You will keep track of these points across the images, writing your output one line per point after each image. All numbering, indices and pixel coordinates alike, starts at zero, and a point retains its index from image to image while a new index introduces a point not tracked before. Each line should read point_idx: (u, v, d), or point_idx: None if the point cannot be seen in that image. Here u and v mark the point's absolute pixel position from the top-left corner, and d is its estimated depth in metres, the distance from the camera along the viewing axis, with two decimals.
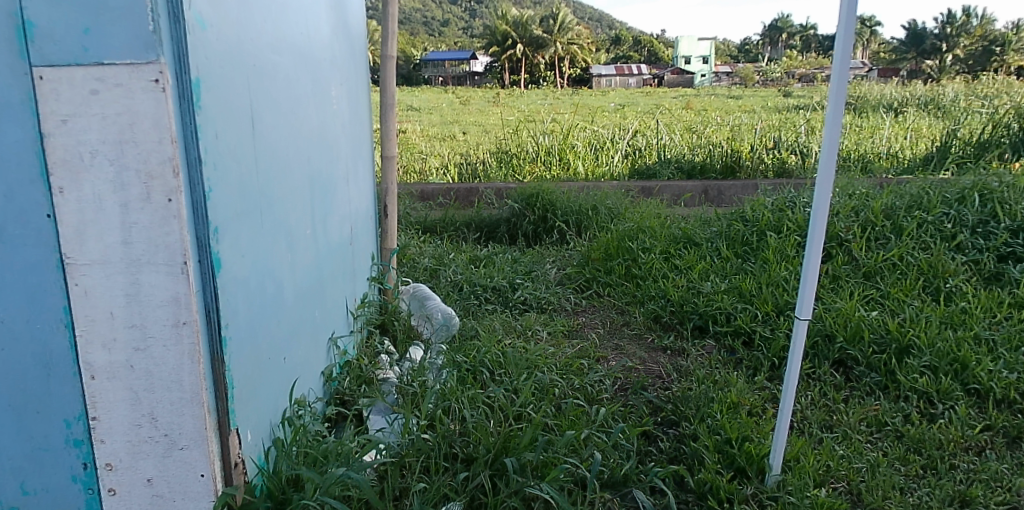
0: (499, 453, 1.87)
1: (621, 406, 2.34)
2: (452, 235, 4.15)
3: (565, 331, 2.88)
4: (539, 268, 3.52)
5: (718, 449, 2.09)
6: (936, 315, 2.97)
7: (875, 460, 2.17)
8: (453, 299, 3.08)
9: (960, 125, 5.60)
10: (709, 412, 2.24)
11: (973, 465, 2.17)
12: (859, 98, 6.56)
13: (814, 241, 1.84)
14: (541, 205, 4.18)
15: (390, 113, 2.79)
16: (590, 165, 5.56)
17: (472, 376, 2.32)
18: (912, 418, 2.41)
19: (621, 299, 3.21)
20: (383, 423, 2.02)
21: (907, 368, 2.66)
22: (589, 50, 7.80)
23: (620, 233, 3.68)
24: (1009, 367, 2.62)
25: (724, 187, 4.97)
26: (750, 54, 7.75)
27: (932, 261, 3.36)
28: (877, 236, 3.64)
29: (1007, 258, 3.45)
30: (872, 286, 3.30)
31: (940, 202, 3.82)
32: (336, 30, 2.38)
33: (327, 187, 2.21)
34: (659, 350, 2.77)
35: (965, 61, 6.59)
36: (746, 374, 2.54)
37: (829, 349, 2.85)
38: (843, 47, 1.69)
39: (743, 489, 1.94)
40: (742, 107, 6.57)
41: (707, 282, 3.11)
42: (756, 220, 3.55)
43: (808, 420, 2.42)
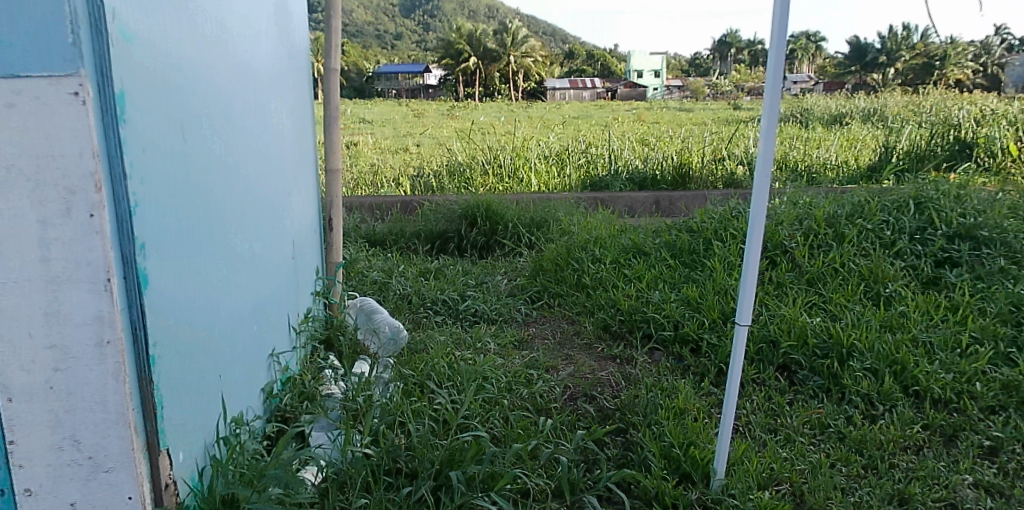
0: (442, 467, 1.86)
1: (571, 414, 2.34)
2: (402, 247, 4.10)
3: (516, 343, 2.87)
4: (490, 279, 3.51)
5: (664, 454, 2.11)
6: (876, 319, 3.06)
7: (817, 461, 2.22)
8: (402, 313, 3.07)
9: (898, 136, 6.09)
10: (656, 418, 2.27)
11: (912, 464, 2.23)
12: (802, 111, 6.47)
13: (752, 251, 1.89)
14: (490, 217, 4.19)
15: (335, 127, 2.76)
16: (541, 179, 5.79)
17: (418, 389, 2.30)
18: (853, 420, 2.48)
19: (572, 310, 3.21)
20: (325, 440, 1.99)
21: (849, 371, 2.74)
22: (545, 63, 6.69)
23: (571, 244, 3.69)
24: (945, 367, 2.73)
25: (675, 197, 5.07)
26: (701, 69, 6.54)
27: (873, 267, 3.47)
28: (819, 244, 3.75)
29: (943, 262, 3.61)
30: (815, 292, 3.38)
31: (878, 210, 3.94)
32: (277, 43, 2.36)
33: (269, 205, 2.20)
34: (609, 359, 2.78)
35: (908, 73, 6.41)
36: (693, 381, 2.58)
37: (773, 354, 2.91)
38: (776, 59, 1.74)
39: (688, 494, 1.96)
40: (693, 119, 6.41)
41: (656, 291, 3.14)
42: (703, 230, 3.63)
43: (753, 424, 2.47)
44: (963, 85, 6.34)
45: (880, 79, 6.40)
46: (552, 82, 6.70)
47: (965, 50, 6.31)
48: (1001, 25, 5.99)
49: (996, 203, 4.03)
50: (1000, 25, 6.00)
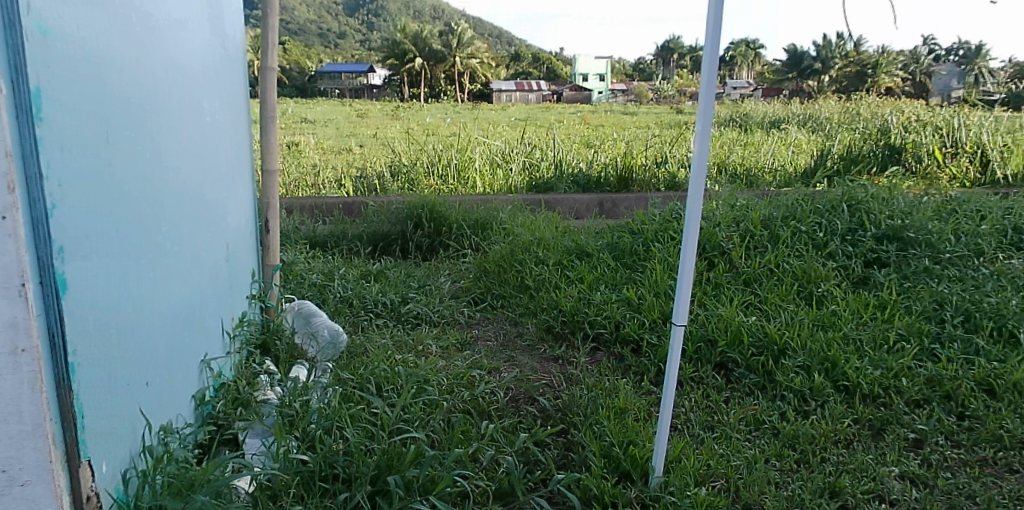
0: (380, 472, 1.84)
1: (513, 415, 2.35)
2: (344, 250, 4.04)
3: (458, 345, 2.86)
4: (433, 281, 3.48)
5: (605, 454, 2.13)
6: (808, 318, 3.17)
7: (752, 457, 2.29)
8: (342, 316, 3.02)
9: (833, 142, 6.36)
10: (597, 418, 2.29)
11: (842, 457, 2.32)
12: (743, 116, 6.46)
13: (687, 252, 1.93)
14: (433, 218, 4.16)
15: (272, 128, 2.71)
16: (486, 181, 5.92)
17: (357, 393, 2.27)
18: (787, 416, 2.56)
19: (515, 311, 3.22)
20: (261, 448, 1.94)
21: (783, 368, 2.83)
22: (491, 65, 6.20)
23: (514, 246, 3.69)
24: (874, 364, 2.84)
25: (618, 200, 5.11)
26: (646, 74, 6.23)
27: (805, 268, 3.59)
28: (755, 245, 3.86)
29: (872, 263, 3.77)
30: (751, 292, 3.48)
31: (811, 213, 4.08)
32: (211, 40, 2.31)
33: (202, 207, 2.14)
34: (551, 360, 2.80)
35: (840, 81, 6.49)
36: (633, 380, 2.61)
37: (711, 353, 2.98)
38: (710, 64, 1.81)
39: (627, 493, 1.98)
40: (637, 123, 6.25)
41: (597, 293, 3.17)
42: (643, 232, 3.69)
43: (691, 422, 2.52)
44: (893, 92, 6.50)
45: (815, 86, 6.49)
46: (499, 85, 6.24)
47: (898, 57, 6.42)
48: (929, 35, 6.29)
49: (920, 206, 4.23)
50: (927, 35, 6.30)
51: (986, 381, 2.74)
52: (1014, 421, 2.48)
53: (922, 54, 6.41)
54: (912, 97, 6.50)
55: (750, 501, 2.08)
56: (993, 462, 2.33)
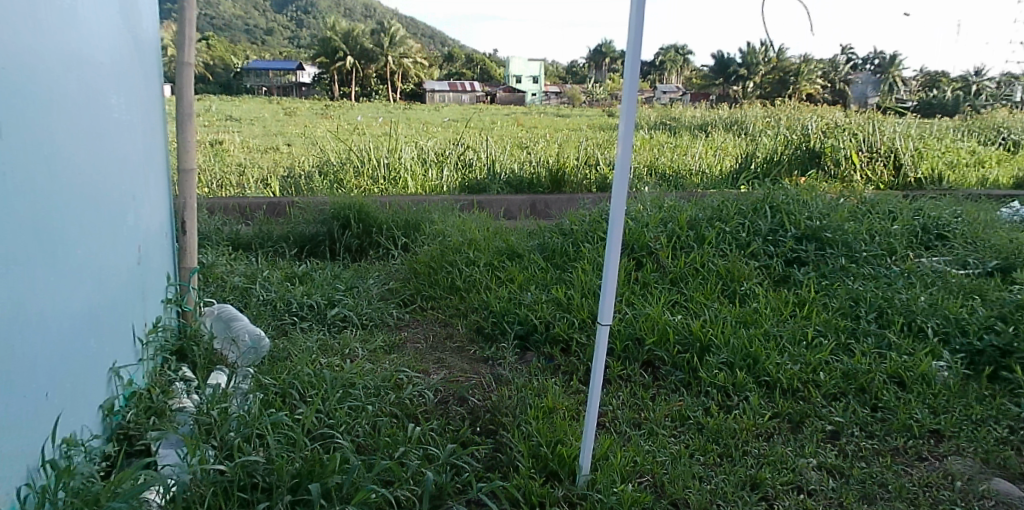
0: (301, 480, 1.79)
1: (441, 417, 2.32)
2: (269, 251, 3.93)
3: (387, 348, 2.82)
4: (361, 283, 3.42)
5: (533, 454, 2.14)
6: (731, 316, 3.27)
7: (677, 452, 2.34)
8: (264, 320, 2.93)
9: (756, 148, 6.60)
10: (525, 418, 2.30)
11: (763, 450, 2.39)
12: (672, 120, 6.56)
13: (612, 252, 1.95)
14: (362, 219, 4.10)
15: (189, 125, 2.61)
16: (418, 181, 5.86)
17: (279, 399, 2.21)
18: (711, 411, 2.63)
19: (444, 312, 3.20)
20: (175, 458, 1.87)
21: (707, 364, 2.91)
22: (424, 66, 6.14)
23: (445, 247, 3.66)
24: (793, 359, 2.95)
25: (550, 200, 5.12)
26: (579, 77, 6.30)
27: (729, 267, 3.69)
28: (682, 245, 3.96)
29: (792, 262, 3.92)
30: (678, 291, 3.56)
31: (735, 214, 4.22)
32: (122, 33, 2.20)
33: (111, 206, 2.04)
34: (480, 361, 2.79)
35: (764, 87, 6.74)
36: (562, 379, 2.64)
37: (638, 351, 3.04)
38: (633, 67, 1.84)
39: (554, 492, 1.99)
40: (570, 126, 6.30)
41: (527, 293, 3.18)
42: (572, 232, 3.73)
43: (618, 419, 2.56)
44: (813, 98, 6.86)
45: (741, 91, 6.71)
46: (432, 85, 6.18)
47: (818, 65, 6.78)
48: (847, 46, 6.62)
49: (837, 207, 4.43)
50: (846, 46, 6.63)
51: (897, 374, 2.88)
52: (923, 411, 2.62)
53: (840, 62, 6.79)
54: (829, 104, 6.89)
55: (675, 497, 2.12)
56: (903, 451, 2.45)
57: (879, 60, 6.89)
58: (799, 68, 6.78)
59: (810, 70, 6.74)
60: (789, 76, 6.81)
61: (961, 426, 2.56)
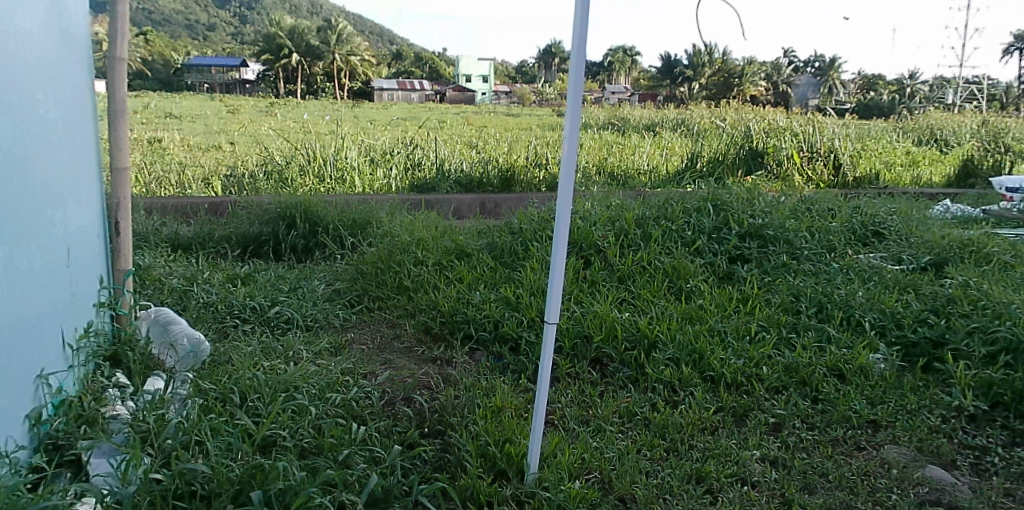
0: (243, 487, 1.75)
1: (388, 419, 2.30)
2: (210, 252, 3.83)
3: (332, 350, 2.77)
4: (307, 284, 3.36)
5: (481, 453, 2.13)
6: (677, 312, 3.33)
7: (624, 448, 2.36)
8: (204, 323, 2.85)
9: (701, 149, 6.73)
10: (474, 418, 2.29)
11: (708, 444, 2.44)
12: (620, 120, 6.63)
13: (559, 251, 1.95)
14: (308, 219, 4.03)
15: (121, 122, 2.52)
16: (365, 179, 5.76)
17: (220, 405, 2.15)
18: (657, 406, 2.67)
19: (392, 313, 3.17)
20: (108, 468, 1.80)
21: (654, 361, 2.94)
22: (372, 63, 6.07)
23: (393, 247, 3.62)
24: (736, 353, 3.02)
25: (499, 200, 5.18)
26: (529, 77, 6.33)
27: (675, 265, 3.76)
28: (629, 243, 4.02)
29: (736, 259, 4.01)
30: (625, 288, 3.61)
31: (681, 212, 4.30)
32: (48, 25, 2.10)
33: (37, 206, 1.94)
34: (429, 361, 2.77)
35: (709, 88, 6.90)
36: (511, 378, 2.64)
37: (587, 349, 3.07)
38: (578, 67, 1.85)
39: (502, 491, 1.99)
40: (520, 125, 6.32)
41: (476, 293, 3.17)
42: (521, 231, 3.74)
43: (566, 416, 2.58)
44: (757, 100, 7.03)
45: (687, 93, 6.85)
46: (380, 83, 6.13)
47: (761, 67, 6.95)
48: (789, 50, 6.81)
49: (779, 205, 4.56)
50: (788, 50, 6.82)
51: (836, 367, 2.98)
52: (860, 402, 2.71)
53: (782, 65, 6.98)
54: (774, 106, 7.08)
55: (623, 492, 2.14)
56: (843, 441, 2.53)
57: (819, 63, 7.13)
58: (743, 70, 6.94)
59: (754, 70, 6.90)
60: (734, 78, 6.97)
61: (897, 416, 2.66)
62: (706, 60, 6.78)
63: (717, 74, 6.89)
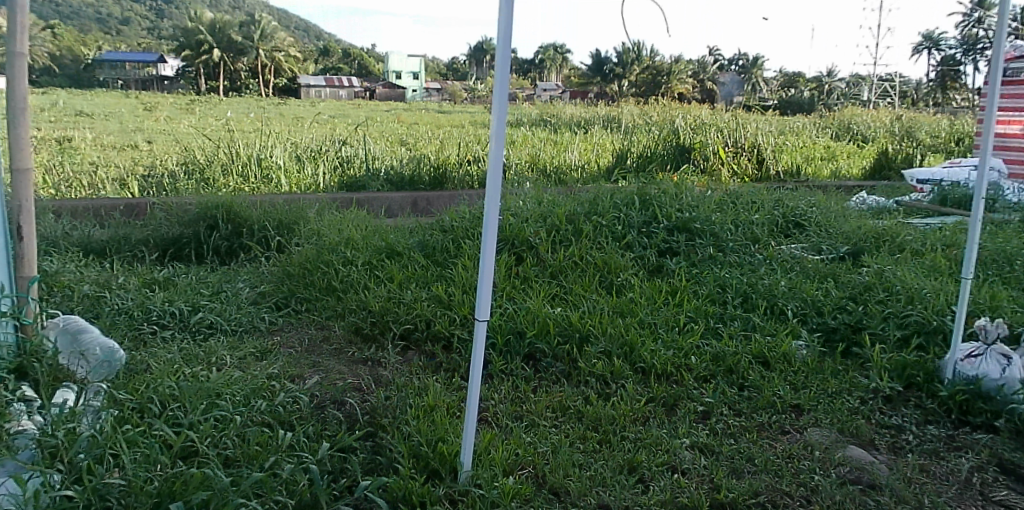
0: (161, 500, 1.68)
1: (317, 423, 2.24)
2: (126, 256, 3.67)
3: (258, 354, 2.70)
4: (230, 287, 3.26)
5: (413, 454, 2.11)
6: (609, 307, 3.38)
7: (558, 442, 2.39)
8: (120, 330, 2.72)
9: (630, 149, 6.91)
10: (405, 418, 2.27)
11: (639, 434, 2.49)
12: (553, 117, 6.63)
13: (489, 247, 1.93)
14: (231, 220, 3.92)
15: (21, 119, 2.37)
16: (292, 178, 5.69)
17: (136, 415, 2.07)
18: (590, 399, 2.70)
19: (321, 314, 3.10)
20: (12, 486, 1.68)
21: (586, 354, 2.98)
22: (298, 60, 5.84)
23: (321, 248, 3.54)
24: (666, 344, 3.09)
25: (431, 198, 5.23)
26: (460, 74, 6.25)
27: (606, 259, 3.81)
28: (561, 239, 4.05)
29: (665, 252, 4.10)
30: (557, 284, 3.64)
31: (611, 207, 4.36)
32: None
33: None
34: (360, 362, 2.73)
35: (638, 85, 6.98)
36: (444, 377, 2.62)
37: (520, 344, 3.08)
38: (504, 62, 1.83)
39: (436, 490, 1.96)
40: (452, 122, 6.29)
41: (408, 291, 3.14)
42: (452, 229, 3.72)
43: (500, 413, 2.58)
44: (685, 98, 7.14)
45: (617, 90, 6.90)
46: (307, 80, 5.89)
47: (688, 66, 7.07)
48: (715, 48, 6.99)
49: (705, 200, 4.67)
50: (713, 48, 7.01)
51: (762, 354, 3.08)
52: (784, 388, 2.82)
53: (708, 63, 7.13)
54: (703, 103, 7.19)
55: (556, 486, 2.15)
56: (768, 426, 2.61)
57: (742, 61, 7.34)
58: (670, 67, 7.00)
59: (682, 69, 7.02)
60: (661, 76, 7.03)
61: (819, 400, 2.77)
62: (636, 58, 6.87)
63: (644, 73, 6.98)
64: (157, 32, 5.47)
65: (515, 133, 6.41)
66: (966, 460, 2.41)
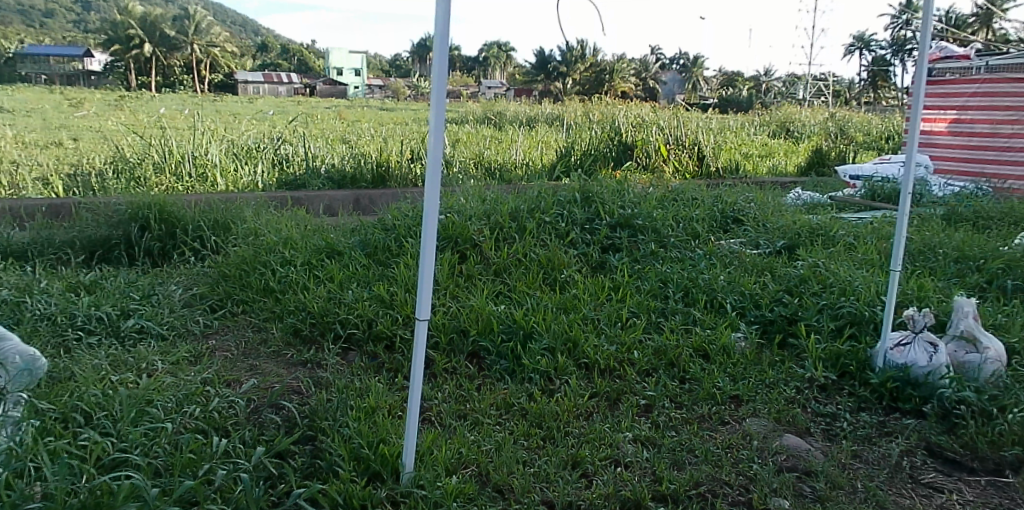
0: None
1: (254, 428, 2.19)
2: (50, 259, 3.51)
3: (192, 359, 2.62)
4: (162, 290, 3.15)
5: (354, 456, 2.08)
6: (552, 303, 3.40)
7: (501, 440, 2.39)
8: (42, 337, 2.61)
9: (573, 147, 6.82)
10: (346, 420, 2.23)
11: (582, 429, 2.51)
12: (497, 114, 6.67)
13: (428, 246, 1.91)
14: (164, 220, 3.79)
15: None
16: (228, 177, 5.47)
17: (60, 426, 1.98)
18: (534, 396, 2.71)
19: (258, 317, 3.02)
20: None
21: (530, 351, 2.99)
22: (235, 55, 5.70)
23: (258, 248, 3.46)
24: (609, 340, 3.13)
25: (374, 196, 5.08)
26: (403, 71, 6.07)
27: (550, 256, 3.83)
28: (504, 237, 4.06)
29: (608, 248, 4.15)
30: (501, 281, 3.65)
31: (554, 204, 4.39)
32: None
33: None
34: (299, 365, 2.67)
35: (582, 84, 7.13)
36: (386, 377, 2.59)
37: (463, 343, 3.07)
38: (441, 59, 1.82)
39: (377, 492, 1.93)
40: (395, 119, 6.21)
41: (348, 291, 3.09)
42: (395, 228, 3.69)
43: (443, 412, 2.57)
44: (629, 95, 7.35)
45: (562, 88, 7.01)
46: (245, 75, 5.81)
47: (629, 65, 7.27)
48: (656, 48, 7.12)
49: (647, 196, 4.74)
50: (655, 48, 7.14)
51: (702, 347, 3.15)
52: (723, 379, 2.89)
53: (649, 62, 7.31)
54: (644, 100, 7.37)
55: (500, 483, 2.15)
56: (708, 417, 2.67)
57: (682, 60, 7.54)
58: (613, 66, 7.22)
59: (625, 68, 7.23)
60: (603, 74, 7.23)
61: (756, 390, 2.85)
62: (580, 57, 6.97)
63: (588, 70, 7.14)
64: (82, 25, 5.25)
65: (456, 130, 6.35)
66: (896, 444, 2.51)
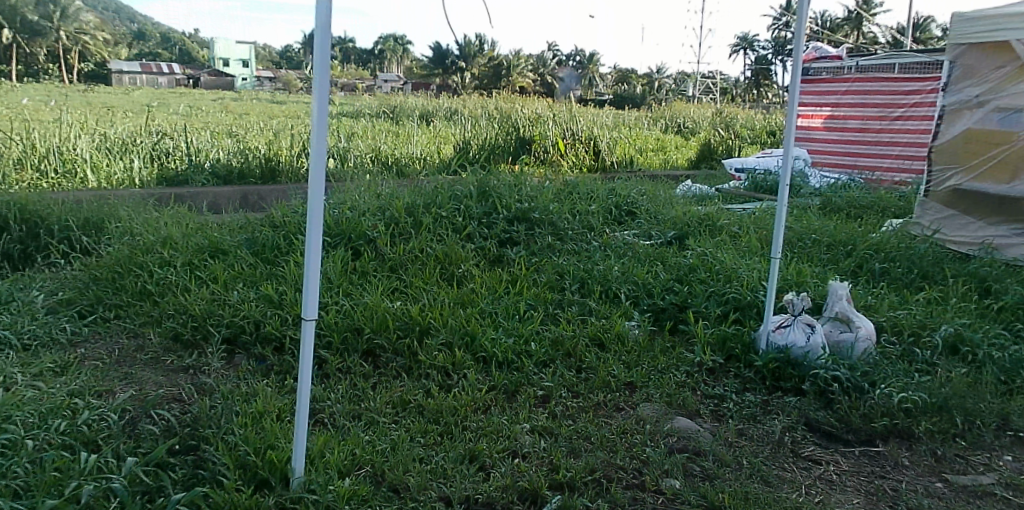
0: None
1: (129, 440, 2.06)
2: None
3: (58, 370, 2.43)
4: (23, 297, 2.91)
5: (240, 464, 1.99)
6: (449, 298, 3.39)
7: (397, 438, 2.36)
8: None
9: (470, 138, 6.76)
10: (231, 427, 2.14)
11: (480, 423, 2.52)
12: (393, 108, 6.58)
13: (313, 243, 1.85)
14: (26, 221, 3.50)
15: None
16: (100, 172, 5.11)
17: None
18: (431, 392, 2.69)
19: (133, 322, 2.84)
20: None
21: (427, 347, 2.97)
22: (107, 43, 5.33)
23: (133, 249, 3.25)
24: (506, 332, 3.15)
25: (263, 193, 4.84)
26: (294, 63, 5.90)
27: (447, 251, 3.81)
28: (401, 232, 4.00)
29: (506, 242, 4.18)
30: (397, 278, 3.60)
31: (450, 199, 4.37)
32: None
33: None
34: (180, 371, 2.53)
35: (480, 78, 7.20)
36: (275, 380, 2.50)
37: (358, 341, 3.01)
38: (323, 47, 1.75)
39: (265, 499, 1.86)
40: (286, 112, 5.99)
41: (234, 292, 2.96)
42: (284, 225, 3.56)
43: (337, 414, 2.51)
44: (527, 90, 7.59)
45: (457, 82, 7.02)
46: (119, 64, 5.41)
47: (527, 61, 7.42)
48: (552, 44, 7.24)
49: (543, 190, 4.81)
50: (551, 44, 7.26)
51: (597, 337, 3.24)
52: (617, 367, 2.97)
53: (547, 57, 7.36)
54: (542, 95, 7.67)
55: (395, 482, 2.12)
56: (603, 404, 2.74)
57: (576, 58, 7.75)
58: (510, 61, 7.32)
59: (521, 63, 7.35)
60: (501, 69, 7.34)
61: (648, 376, 2.95)
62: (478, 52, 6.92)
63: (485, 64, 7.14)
64: None
65: (350, 124, 6.18)
66: (777, 421, 2.67)
